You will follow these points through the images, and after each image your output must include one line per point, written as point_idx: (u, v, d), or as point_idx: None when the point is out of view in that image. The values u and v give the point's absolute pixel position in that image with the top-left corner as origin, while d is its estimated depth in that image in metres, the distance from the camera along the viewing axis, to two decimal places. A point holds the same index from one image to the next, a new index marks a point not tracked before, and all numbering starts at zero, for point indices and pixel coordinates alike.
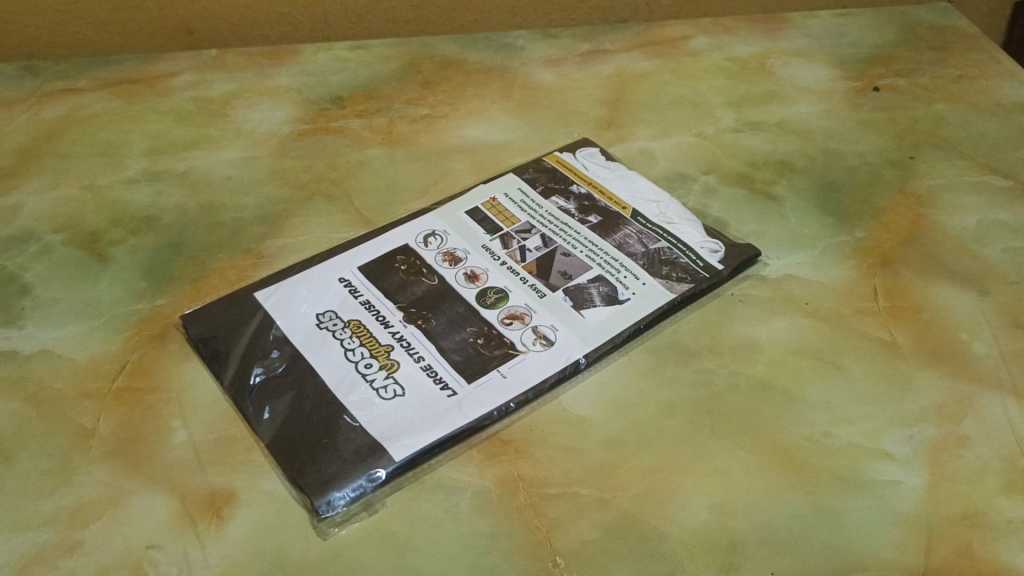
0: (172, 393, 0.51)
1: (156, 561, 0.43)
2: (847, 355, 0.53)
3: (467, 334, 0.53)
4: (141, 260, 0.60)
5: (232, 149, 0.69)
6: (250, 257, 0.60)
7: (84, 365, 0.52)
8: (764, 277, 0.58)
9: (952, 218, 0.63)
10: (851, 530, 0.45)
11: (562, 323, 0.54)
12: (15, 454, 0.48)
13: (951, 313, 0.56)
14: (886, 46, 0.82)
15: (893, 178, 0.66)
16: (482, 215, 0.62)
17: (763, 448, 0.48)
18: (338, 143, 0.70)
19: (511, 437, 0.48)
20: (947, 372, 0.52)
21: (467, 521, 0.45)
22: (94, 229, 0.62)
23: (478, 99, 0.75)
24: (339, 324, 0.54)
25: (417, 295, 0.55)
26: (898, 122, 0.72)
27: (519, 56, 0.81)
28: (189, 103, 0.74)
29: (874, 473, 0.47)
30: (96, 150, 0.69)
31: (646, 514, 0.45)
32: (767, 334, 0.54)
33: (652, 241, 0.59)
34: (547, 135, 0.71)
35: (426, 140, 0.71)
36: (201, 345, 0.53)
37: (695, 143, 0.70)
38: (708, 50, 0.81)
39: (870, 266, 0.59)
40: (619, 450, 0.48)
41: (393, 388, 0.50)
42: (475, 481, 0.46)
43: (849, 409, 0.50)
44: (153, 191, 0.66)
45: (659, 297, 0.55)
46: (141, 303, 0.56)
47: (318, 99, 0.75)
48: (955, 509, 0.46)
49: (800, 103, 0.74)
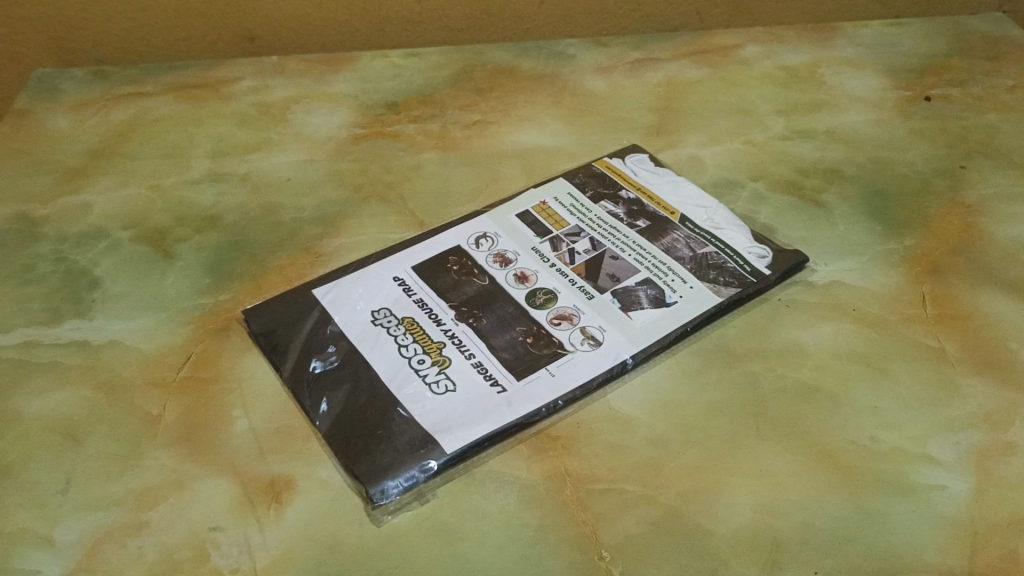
0: (234, 383, 0.53)
1: (218, 542, 0.45)
2: (894, 361, 0.53)
3: (517, 333, 0.54)
4: (205, 257, 0.62)
5: (291, 152, 0.72)
6: (309, 256, 0.62)
7: (151, 356, 0.55)
8: (811, 283, 0.58)
9: (1003, 228, 0.63)
10: (895, 532, 0.45)
11: (610, 324, 0.55)
12: (86, 438, 0.50)
13: (1000, 322, 0.56)
14: (938, 56, 0.81)
15: (943, 186, 0.66)
16: (532, 218, 0.63)
17: (808, 450, 0.48)
18: (393, 148, 0.72)
19: (559, 434, 0.50)
20: (995, 381, 0.52)
21: (516, 513, 0.46)
22: (160, 227, 0.65)
23: (530, 106, 0.77)
24: (394, 320, 0.55)
25: (468, 295, 0.57)
26: (950, 131, 0.72)
27: (569, 64, 0.82)
28: (251, 107, 0.77)
29: (920, 477, 0.47)
30: (163, 152, 0.72)
31: (690, 511, 0.46)
32: (813, 339, 0.55)
33: (700, 246, 0.60)
34: (597, 141, 0.72)
35: (478, 145, 0.72)
36: (261, 338, 0.55)
37: (744, 150, 0.71)
38: (758, 59, 0.82)
39: (918, 274, 0.59)
40: (664, 449, 0.49)
41: (445, 382, 0.51)
42: (523, 475, 0.48)
43: (895, 414, 0.50)
44: (216, 191, 0.68)
45: (706, 300, 0.56)
46: (205, 298, 0.59)
47: (374, 104, 0.77)
48: (1001, 515, 0.46)
49: (850, 111, 0.75)
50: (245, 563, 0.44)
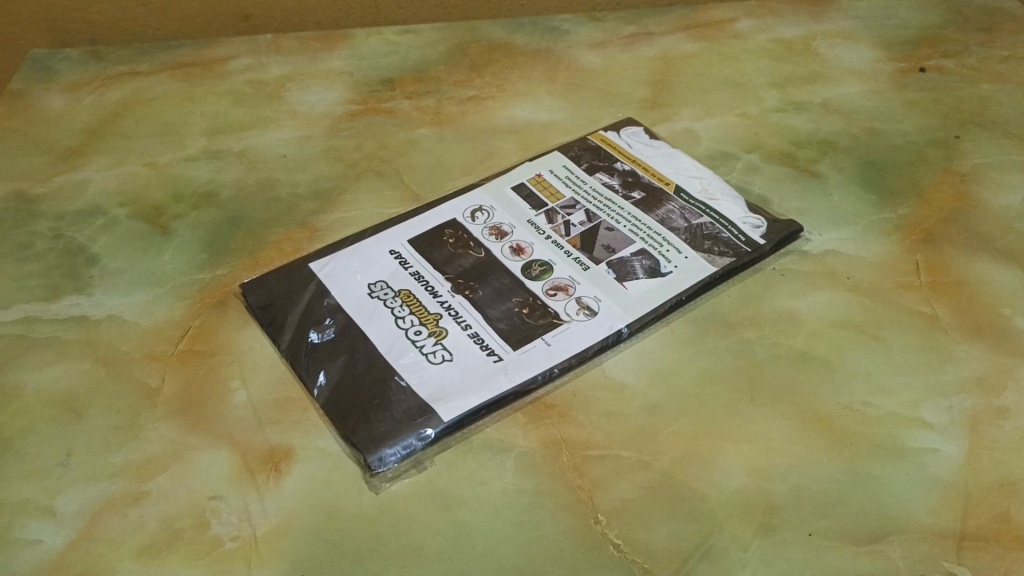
0: (232, 356, 0.53)
1: (218, 511, 0.45)
2: (888, 328, 0.53)
3: (513, 304, 0.55)
4: (201, 233, 0.62)
5: (287, 130, 0.72)
6: (305, 231, 0.62)
7: (150, 330, 0.55)
8: (806, 253, 0.59)
9: (996, 197, 0.63)
10: (888, 494, 0.45)
11: (605, 294, 0.55)
12: (86, 411, 0.51)
13: (993, 288, 0.56)
14: (933, 28, 0.81)
15: (937, 156, 0.66)
16: (527, 191, 0.64)
17: (802, 415, 0.49)
18: (388, 124, 0.72)
19: (555, 402, 0.50)
20: (987, 346, 0.52)
21: (512, 480, 0.46)
22: (157, 204, 0.65)
23: (525, 81, 0.76)
24: (390, 293, 0.56)
25: (464, 267, 0.57)
26: (944, 102, 0.72)
27: (564, 40, 0.82)
28: (246, 85, 0.77)
29: (913, 441, 0.48)
30: (159, 130, 0.72)
31: (685, 476, 0.46)
32: (807, 307, 0.55)
33: (694, 216, 0.60)
34: (592, 115, 0.72)
35: (473, 120, 0.72)
36: (259, 312, 0.55)
37: (738, 123, 0.71)
38: (753, 32, 0.82)
39: (912, 242, 0.59)
40: (659, 416, 0.49)
41: (442, 353, 0.52)
42: (520, 442, 0.48)
43: (888, 380, 0.51)
44: (212, 169, 0.68)
45: (701, 270, 0.56)
46: (202, 273, 0.59)
47: (369, 81, 0.77)
48: (992, 478, 0.46)
49: (844, 83, 0.75)
50: (245, 530, 0.45)
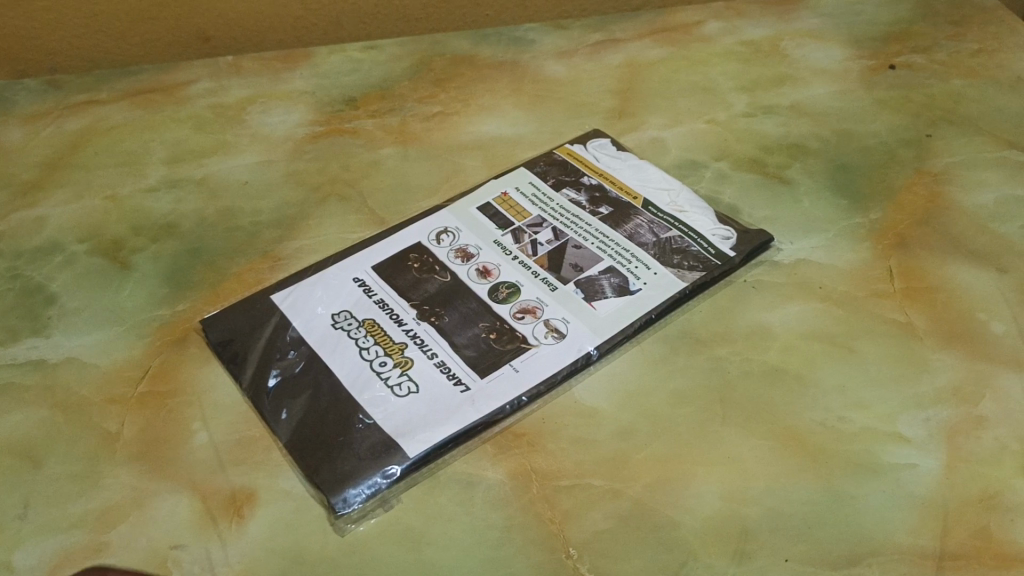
0: (193, 396, 0.52)
1: (179, 561, 0.44)
2: (862, 339, 0.52)
3: (479, 329, 0.53)
4: (162, 266, 0.61)
5: (248, 155, 0.70)
6: (267, 260, 0.61)
7: (110, 371, 0.54)
8: (776, 263, 0.57)
9: (970, 196, 0.62)
10: (866, 514, 0.44)
11: (574, 316, 0.54)
12: (44, 459, 0.49)
13: (968, 293, 0.55)
14: (902, 23, 0.80)
15: (909, 156, 0.65)
16: (493, 211, 0.62)
17: (776, 433, 0.48)
18: (351, 144, 0.71)
19: (524, 431, 0.49)
20: (964, 353, 0.51)
21: (481, 514, 0.45)
22: (116, 238, 0.64)
23: (490, 94, 0.75)
24: (354, 323, 0.54)
25: (430, 292, 0.56)
26: (914, 99, 0.71)
27: (529, 50, 0.81)
28: (206, 110, 0.75)
29: (890, 456, 0.46)
30: (119, 160, 0.71)
31: (658, 503, 0.45)
32: (779, 319, 0.54)
33: (663, 230, 0.59)
34: (558, 127, 0.71)
35: (438, 137, 0.71)
36: (220, 347, 0.54)
37: (707, 130, 0.69)
38: (721, 35, 0.80)
39: (885, 248, 0.58)
40: (630, 440, 0.48)
41: (407, 384, 0.50)
42: (489, 475, 0.47)
43: (863, 393, 0.49)
44: (172, 199, 0.67)
45: (670, 286, 0.55)
46: (162, 309, 0.58)
47: (331, 100, 0.76)
48: (972, 492, 0.45)
49: (813, 84, 0.73)
50: None
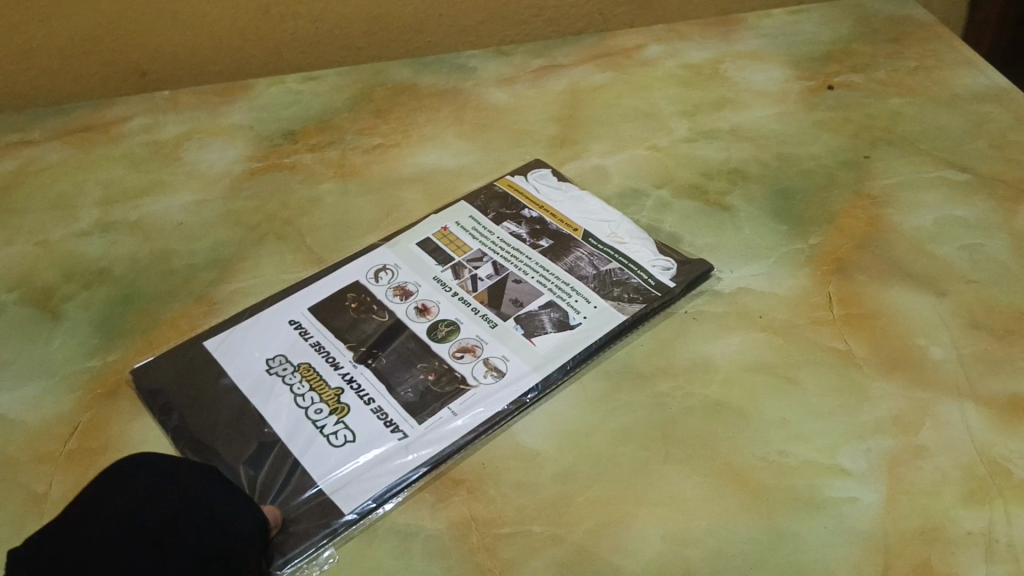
0: (124, 451, 0.50)
1: None
2: (803, 369, 0.52)
3: (418, 371, 0.52)
4: (93, 314, 0.59)
5: (184, 194, 0.69)
6: (202, 304, 0.59)
7: (37, 428, 0.52)
8: (717, 292, 0.57)
9: (909, 218, 0.62)
10: (808, 553, 0.44)
11: (514, 353, 0.53)
12: None
13: (907, 318, 0.55)
14: (840, 42, 0.81)
15: (848, 179, 0.65)
16: (433, 246, 0.62)
17: (718, 471, 0.47)
18: (290, 180, 0.70)
19: (463, 476, 0.48)
20: (904, 380, 0.51)
21: (420, 566, 0.44)
22: (47, 285, 0.62)
23: (431, 125, 0.74)
24: (289, 368, 0.53)
25: (368, 333, 0.55)
26: (853, 120, 0.71)
27: (470, 77, 0.80)
28: (142, 148, 0.74)
29: (831, 490, 0.46)
30: (51, 203, 0.69)
31: (599, 548, 0.44)
32: (720, 351, 0.53)
33: (603, 262, 0.59)
34: (500, 157, 0.71)
35: (379, 170, 0.70)
36: (150, 399, 0.52)
37: (649, 156, 0.69)
38: (662, 58, 0.80)
39: (825, 274, 0.58)
40: (571, 483, 0.47)
41: (344, 432, 0.49)
42: (428, 524, 0.46)
43: (805, 425, 0.49)
44: (106, 243, 0.65)
45: (610, 320, 0.55)
46: (93, 359, 0.56)
47: (270, 134, 0.74)
48: (913, 525, 0.45)
49: (753, 107, 0.74)
50: None
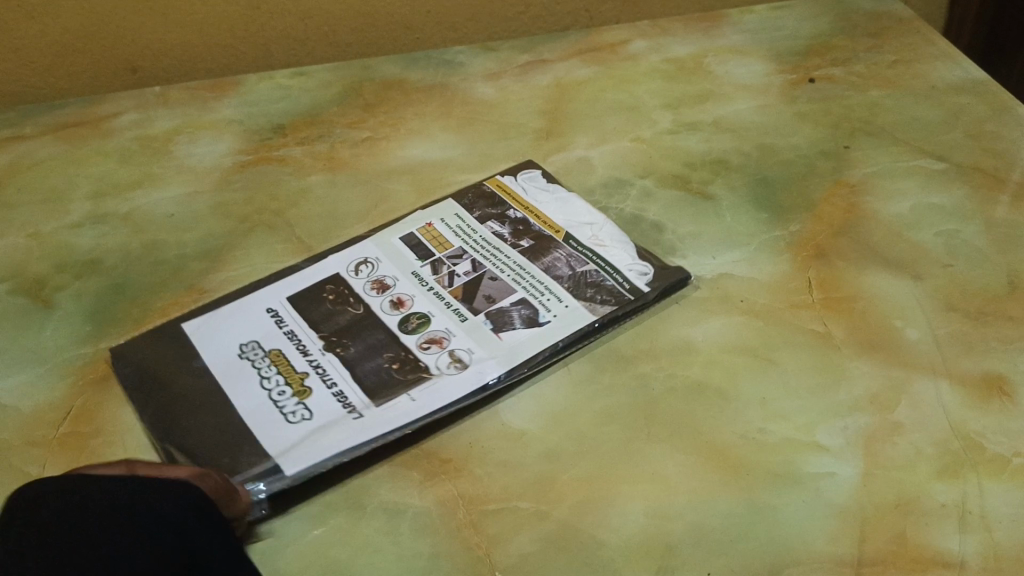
0: (116, 435, 0.51)
1: None
2: (782, 350, 0.53)
3: (382, 360, 0.53)
4: (85, 304, 0.60)
5: (174, 187, 0.70)
6: (192, 293, 0.60)
7: (30, 413, 0.52)
8: (699, 278, 0.58)
9: (886, 206, 0.63)
10: (786, 526, 0.45)
11: (478, 345, 0.54)
12: None
13: (884, 301, 0.56)
14: (821, 36, 0.82)
15: (827, 168, 0.67)
16: (416, 241, 0.62)
17: (700, 449, 0.48)
18: (280, 172, 0.71)
19: (450, 456, 0.49)
20: (881, 361, 0.52)
21: (408, 543, 0.45)
22: (39, 276, 0.63)
23: (419, 118, 0.76)
24: (260, 352, 0.54)
25: (341, 324, 0.56)
26: (833, 111, 0.73)
27: (458, 72, 0.81)
28: (133, 142, 0.75)
29: (810, 466, 0.47)
30: (42, 197, 0.70)
31: (583, 522, 0.45)
32: (701, 335, 0.54)
33: (580, 264, 0.59)
34: (487, 150, 0.72)
35: (367, 163, 0.71)
36: (139, 385, 0.53)
37: (633, 148, 0.70)
38: (646, 53, 0.82)
39: (804, 259, 0.59)
40: (556, 462, 0.48)
41: (302, 413, 0.50)
42: (415, 502, 0.47)
43: (784, 405, 0.50)
44: (97, 235, 0.66)
45: (579, 319, 0.55)
46: (85, 347, 0.57)
47: (260, 129, 0.75)
48: (889, 498, 0.46)
49: (735, 100, 0.75)
50: None
